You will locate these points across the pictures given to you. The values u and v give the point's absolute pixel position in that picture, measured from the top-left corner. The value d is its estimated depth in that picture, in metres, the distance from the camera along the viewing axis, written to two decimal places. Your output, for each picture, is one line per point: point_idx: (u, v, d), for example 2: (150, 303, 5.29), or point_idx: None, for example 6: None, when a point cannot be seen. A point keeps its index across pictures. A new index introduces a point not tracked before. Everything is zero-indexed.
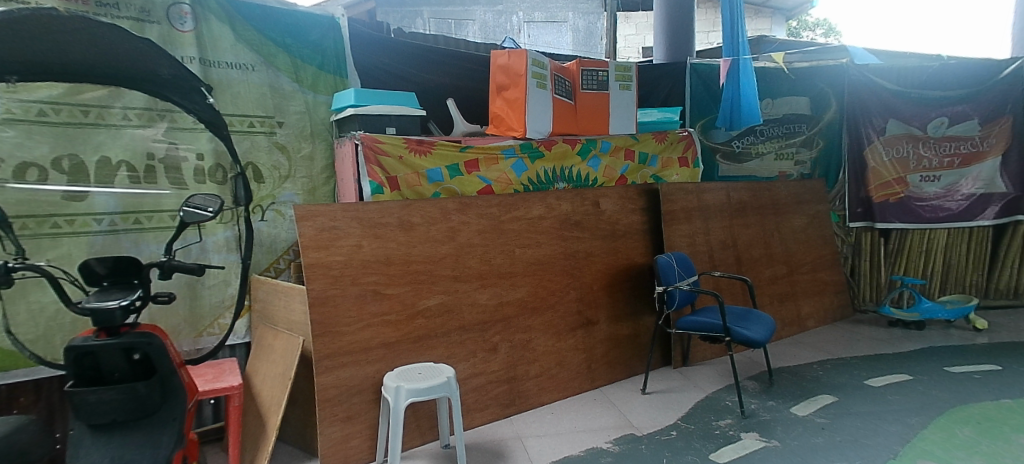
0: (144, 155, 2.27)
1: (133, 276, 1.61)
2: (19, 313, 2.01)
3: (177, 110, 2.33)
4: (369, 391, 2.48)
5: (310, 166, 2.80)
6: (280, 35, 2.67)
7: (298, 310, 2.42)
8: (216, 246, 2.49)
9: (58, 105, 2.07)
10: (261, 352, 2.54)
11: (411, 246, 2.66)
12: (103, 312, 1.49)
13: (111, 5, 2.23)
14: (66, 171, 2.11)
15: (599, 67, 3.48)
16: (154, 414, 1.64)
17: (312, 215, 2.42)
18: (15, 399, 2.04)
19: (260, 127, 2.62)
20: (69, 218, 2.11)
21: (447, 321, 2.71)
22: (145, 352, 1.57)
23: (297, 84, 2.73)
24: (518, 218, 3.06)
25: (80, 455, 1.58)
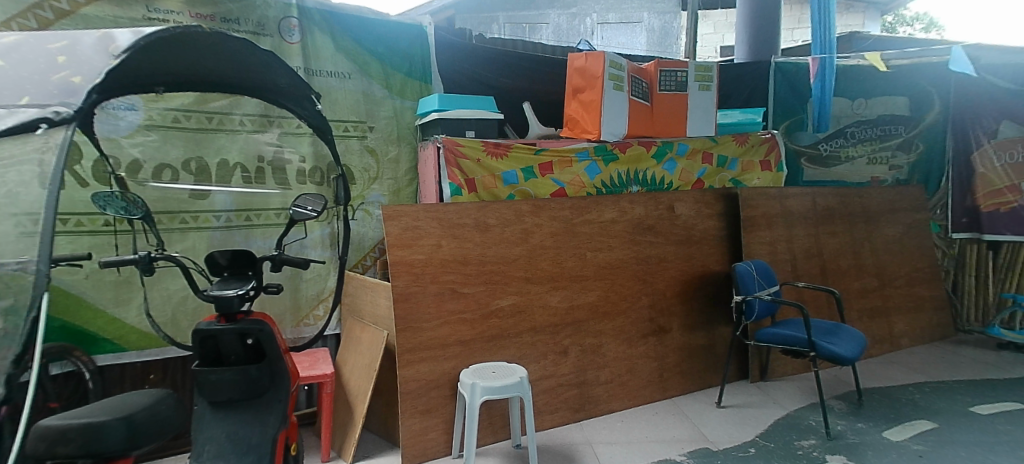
0: (255, 157, 2.46)
1: (249, 268, 1.76)
2: (154, 298, 2.24)
3: (285, 116, 2.52)
4: (446, 387, 2.55)
5: (395, 168, 2.93)
6: (374, 44, 2.81)
7: (383, 304, 2.56)
8: (314, 242, 2.67)
9: (188, 113, 2.30)
10: (349, 343, 2.71)
11: (486, 246, 2.71)
12: (223, 299, 1.65)
13: (233, 20, 2.45)
14: (193, 171, 2.34)
15: (678, 67, 3.39)
16: (263, 396, 1.77)
17: (397, 215, 2.54)
18: (147, 376, 2.28)
19: (354, 132, 2.78)
20: (193, 215, 2.33)
21: (519, 321, 2.75)
22: (257, 338, 1.70)
23: (387, 90, 2.87)
24: (591, 221, 3.05)
25: (203, 426, 1.76)
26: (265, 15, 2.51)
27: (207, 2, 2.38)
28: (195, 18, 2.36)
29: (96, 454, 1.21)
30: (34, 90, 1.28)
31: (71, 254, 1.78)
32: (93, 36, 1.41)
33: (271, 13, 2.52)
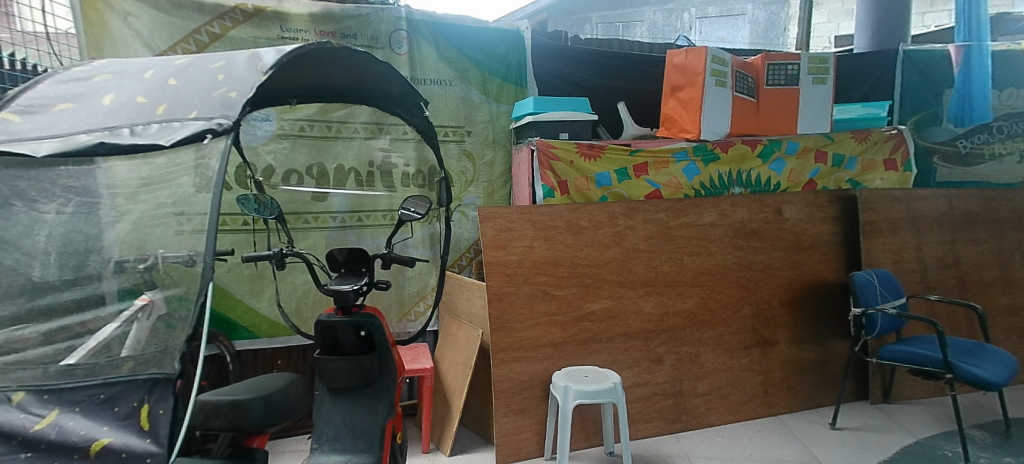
0: (366, 162, 2.64)
1: (362, 265, 1.89)
2: (282, 291, 2.47)
3: (394, 123, 2.67)
4: (539, 388, 2.56)
5: (490, 171, 3.00)
6: (474, 51, 2.91)
7: (478, 303, 2.64)
8: (416, 242, 2.81)
9: (312, 122, 2.52)
10: (447, 340, 2.82)
11: (578, 249, 2.70)
12: (340, 293, 1.78)
13: (350, 35, 2.64)
14: (315, 176, 2.56)
15: (788, 59, 3.15)
16: (373, 385, 1.89)
17: (492, 217, 2.59)
18: (275, 362, 2.52)
19: (452, 136, 2.90)
20: (313, 216, 2.55)
21: (612, 326, 2.70)
22: (369, 330, 1.82)
23: (484, 95, 2.95)
24: (688, 224, 2.93)
25: (324, 409, 1.93)
26: (378, 29, 2.68)
27: (330, 19, 2.59)
28: (321, 35, 2.58)
29: (240, 428, 1.37)
30: (200, 105, 1.17)
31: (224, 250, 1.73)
32: (243, 56, 1.32)
33: (383, 27, 2.69)
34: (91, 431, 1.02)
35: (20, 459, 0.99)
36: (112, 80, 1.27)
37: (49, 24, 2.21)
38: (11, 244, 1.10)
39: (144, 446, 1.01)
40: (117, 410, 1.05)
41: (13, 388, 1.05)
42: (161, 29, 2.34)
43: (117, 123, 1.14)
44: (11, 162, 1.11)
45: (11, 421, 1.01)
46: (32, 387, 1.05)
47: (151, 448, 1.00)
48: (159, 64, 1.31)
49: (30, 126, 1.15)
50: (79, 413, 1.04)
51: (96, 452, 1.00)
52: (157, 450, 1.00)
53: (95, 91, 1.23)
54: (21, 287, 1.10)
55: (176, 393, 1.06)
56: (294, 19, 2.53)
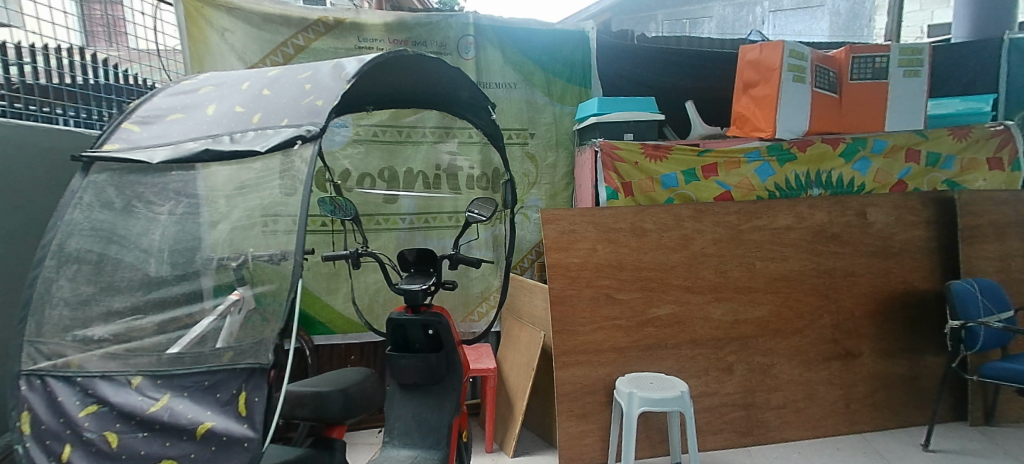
0: (434, 165, 2.73)
1: (430, 265, 1.94)
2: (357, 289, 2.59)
3: (460, 126, 2.74)
4: (602, 393, 2.52)
5: (553, 173, 2.99)
6: (538, 53, 2.91)
7: (540, 306, 2.64)
8: (480, 244, 2.85)
9: (384, 127, 2.64)
10: (509, 341, 2.84)
11: (642, 252, 2.64)
12: (410, 292, 1.85)
13: (422, 43, 2.73)
14: (386, 179, 2.68)
15: (875, 51, 2.92)
16: (440, 383, 1.94)
17: (555, 219, 2.59)
18: (349, 356, 2.66)
19: (516, 139, 2.92)
20: (383, 217, 2.64)
21: (678, 333, 2.61)
22: (436, 329, 1.86)
23: (548, 97, 2.95)
24: (761, 227, 2.79)
25: (394, 404, 2.00)
26: (447, 36, 2.75)
27: (402, 28, 2.68)
28: (393, 43, 2.68)
29: (322, 419, 1.44)
30: (291, 113, 1.24)
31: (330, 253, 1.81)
32: (327, 67, 1.39)
33: (451, 33, 2.76)
34: (196, 414, 1.07)
35: (138, 438, 1.04)
36: (213, 91, 1.37)
37: (160, 41, 2.54)
38: (131, 242, 1.22)
39: (243, 431, 1.05)
40: (219, 396, 1.10)
41: (132, 373, 1.13)
42: (253, 43, 2.52)
43: (219, 131, 1.24)
44: (132, 168, 1.24)
45: (130, 402, 1.08)
46: (148, 372, 1.13)
47: (249, 433, 1.05)
48: (253, 75, 1.40)
49: (148, 135, 1.28)
50: (187, 397, 1.09)
51: (202, 434, 1.04)
52: (254, 435, 1.04)
53: (200, 102, 1.34)
54: (140, 281, 1.21)
55: (270, 382, 1.11)
56: (370, 29, 2.64)
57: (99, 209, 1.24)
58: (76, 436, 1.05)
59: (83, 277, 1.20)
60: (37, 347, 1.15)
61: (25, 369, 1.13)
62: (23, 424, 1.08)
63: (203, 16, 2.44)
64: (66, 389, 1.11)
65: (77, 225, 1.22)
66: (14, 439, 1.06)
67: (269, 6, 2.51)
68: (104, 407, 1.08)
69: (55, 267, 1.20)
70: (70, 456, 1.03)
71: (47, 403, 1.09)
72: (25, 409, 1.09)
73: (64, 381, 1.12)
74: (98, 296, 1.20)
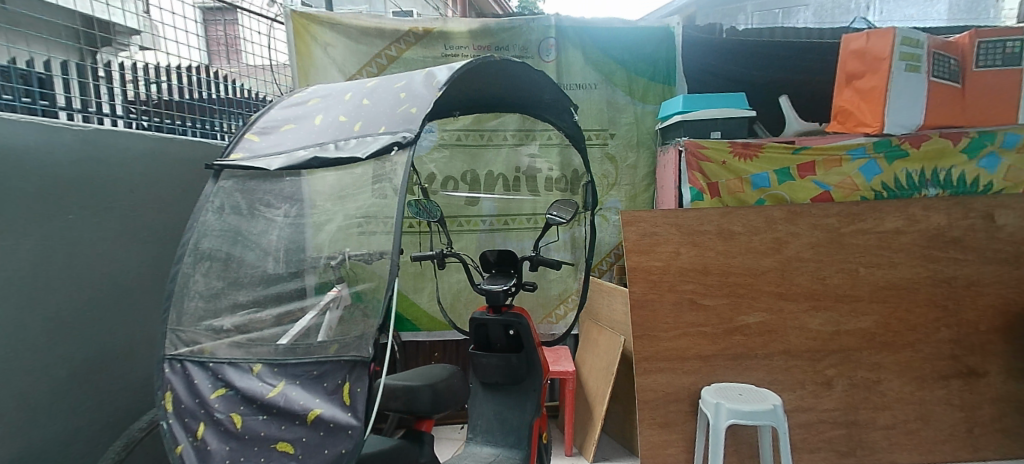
0: (514, 168, 2.81)
1: (511, 267, 1.98)
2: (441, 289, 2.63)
3: (539, 129, 2.80)
4: (686, 402, 2.41)
5: (634, 174, 2.93)
6: (621, 52, 2.86)
7: (620, 309, 2.59)
8: (558, 246, 2.79)
9: (468, 132, 2.80)
10: (588, 345, 2.81)
11: (730, 256, 2.51)
12: (491, 293, 1.88)
13: (504, 47, 2.78)
14: (468, 182, 2.80)
15: (1008, 34, 2.59)
16: (521, 383, 1.97)
17: (636, 221, 2.51)
18: (433, 353, 2.80)
19: (595, 140, 2.89)
20: (464, 219, 2.66)
21: (770, 342, 2.46)
22: (517, 330, 1.88)
23: (630, 97, 2.89)
24: (865, 231, 2.56)
25: (477, 401, 2.06)
26: (528, 39, 2.78)
27: (486, 34, 2.75)
28: (477, 49, 2.75)
29: (413, 412, 1.50)
30: (388, 120, 1.32)
31: (420, 254, 1.91)
32: (419, 75, 1.46)
33: (533, 36, 2.78)
34: (307, 401, 1.15)
35: (259, 421, 1.15)
36: (320, 102, 1.48)
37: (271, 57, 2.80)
38: (253, 242, 1.35)
39: (347, 419, 1.12)
40: (326, 385, 1.18)
41: (254, 360, 1.24)
42: (351, 56, 2.69)
43: (325, 139, 1.34)
44: (254, 175, 1.37)
45: (252, 387, 1.19)
46: (266, 360, 1.24)
47: (352, 421, 1.12)
48: (354, 86, 1.50)
49: (266, 144, 1.41)
50: (299, 385, 1.19)
51: (311, 420, 1.13)
52: (357, 423, 1.11)
53: (309, 113, 1.46)
54: (260, 277, 1.33)
55: (371, 374, 1.17)
56: (456, 37, 2.72)
57: (228, 212, 1.37)
58: (209, 416, 1.17)
59: (214, 272, 1.34)
60: (177, 335, 1.30)
61: (169, 353, 1.28)
62: (167, 402, 1.22)
63: (310, 33, 2.65)
64: (200, 373, 1.24)
65: (209, 227, 1.36)
66: (160, 415, 1.21)
67: (366, 20, 2.67)
68: (231, 391, 1.20)
69: (192, 263, 1.35)
70: (204, 434, 1.16)
71: (186, 385, 1.23)
72: (169, 390, 1.23)
73: (198, 366, 1.25)
74: (226, 289, 1.33)
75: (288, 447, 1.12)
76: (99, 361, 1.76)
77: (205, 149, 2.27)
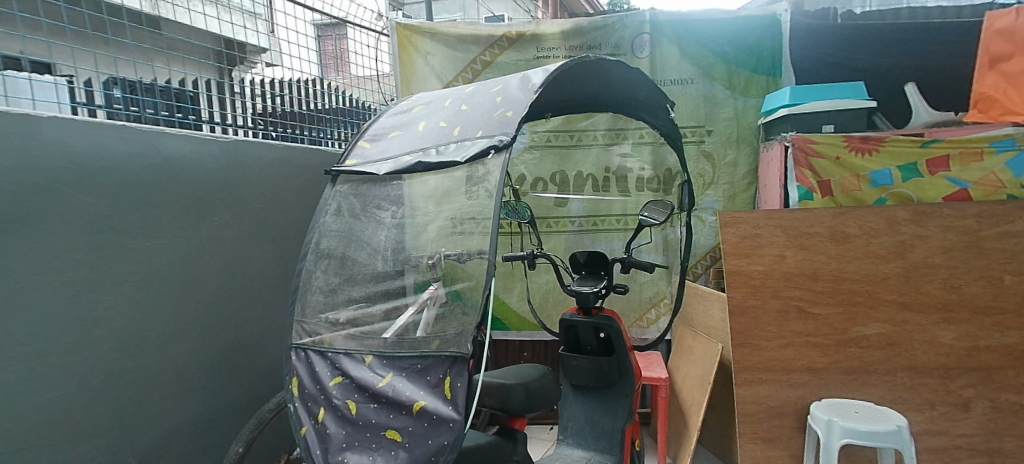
0: (604, 168, 2.72)
1: (602, 268, 1.95)
2: (531, 289, 2.69)
3: (631, 128, 2.69)
4: (792, 418, 2.18)
5: (733, 172, 2.77)
6: (720, 44, 2.72)
7: (716, 315, 2.46)
8: (649, 248, 2.68)
9: (558, 132, 2.74)
10: (682, 351, 2.70)
11: (845, 260, 2.23)
12: (581, 294, 1.87)
13: (596, 46, 2.75)
14: (557, 183, 2.77)
15: None
16: (613, 387, 1.93)
17: (736, 222, 2.31)
18: (521, 353, 2.82)
19: (691, 137, 2.78)
20: (554, 220, 2.72)
21: (892, 357, 2.15)
22: (608, 333, 1.85)
23: (730, 90, 2.74)
24: (1011, 233, 2.17)
25: (567, 403, 2.06)
26: (621, 36, 2.72)
27: (578, 34, 2.73)
28: (569, 50, 2.74)
29: (506, 409, 1.54)
30: (485, 124, 1.35)
31: (512, 254, 1.95)
32: (516, 79, 1.48)
33: (626, 33, 2.72)
34: (412, 393, 1.22)
35: (371, 408, 1.23)
36: (423, 109, 1.56)
37: (377, 68, 3.01)
38: (365, 242, 1.45)
39: (449, 412, 1.16)
40: (429, 378, 1.23)
41: (366, 352, 1.33)
42: (449, 63, 2.79)
43: (427, 144, 1.41)
44: (366, 179, 1.47)
45: (364, 377, 1.28)
46: (377, 352, 1.32)
47: (453, 414, 1.16)
48: (453, 93, 1.56)
49: (376, 151, 1.51)
50: (405, 377, 1.26)
51: (417, 410, 1.19)
52: (457, 416, 1.15)
53: (413, 119, 1.54)
54: (370, 275, 1.42)
55: (470, 370, 1.20)
56: (548, 38, 2.74)
57: (344, 215, 1.48)
58: (328, 401, 1.28)
59: (332, 270, 1.46)
60: (301, 326, 1.42)
61: (294, 343, 1.41)
62: (293, 386, 1.34)
63: (413, 44, 2.80)
64: (320, 361, 1.35)
65: (328, 228, 1.49)
66: (287, 398, 1.33)
67: (463, 27, 2.77)
68: (346, 379, 1.30)
69: (314, 261, 1.47)
70: (324, 418, 1.26)
71: (308, 373, 1.35)
72: (294, 376, 1.35)
73: (319, 355, 1.36)
74: (342, 285, 1.44)
75: (395, 436, 1.18)
76: (226, 348, 1.95)
77: (320, 156, 2.46)
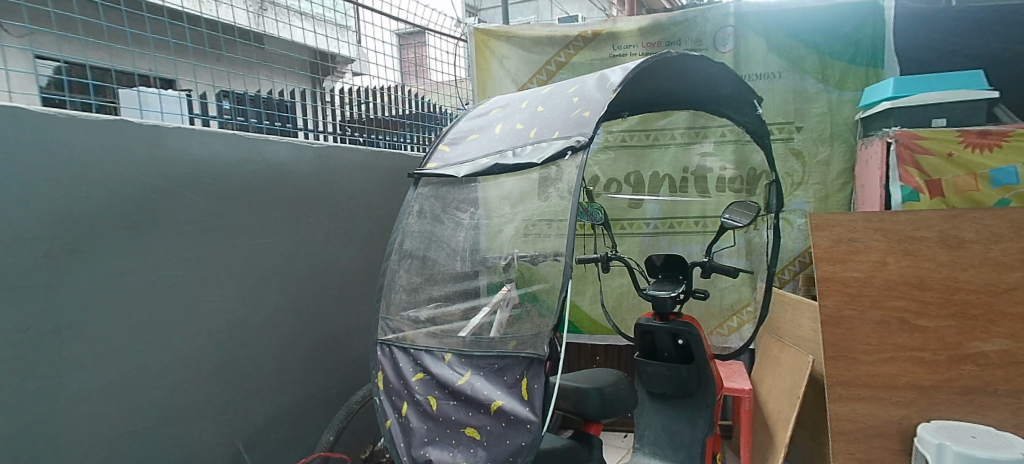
0: (682, 168, 2.62)
1: (680, 272, 1.88)
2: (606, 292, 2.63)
3: (712, 125, 2.57)
4: (895, 440, 1.94)
5: (826, 171, 2.58)
6: (812, 35, 2.54)
7: (806, 325, 2.29)
8: (730, 252, 2.54)
9: (633, 132, 2.68)
10: (767, 362, 2.55)
11: (959, 268, 1.94)
12: (658, 299, 1.81)
13: (675, 41, 2.66)
14: (632, 183, 2.71)
15: None
16: (692, 397, 1.86)
17: (829, 225, 2.08)
18: (594, 357, 2.79)
19: (779, 134, 2.62)
20: (629, 222, 2.67)
21: (1016, 378, 1.85)
22: (686, 339, 1.78)
23: (823, 84, 2.55)
24: None
25: (644, 411, 1.99)
26: (702, 30, 2.62)
27: (657, 30, 2.66)
28: (647, 47, 2.67)
29: (582, 413, 1.52)
30: (561, 125, 1.35)
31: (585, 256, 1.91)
32: (593, 78, 1.46)
33: (708, 27, 2.61)
34: (490, 392, 1.23)
35: (451, 405, 1.26)
36: (500, 112, 1.58)
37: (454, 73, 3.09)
38: (445, 243, 1.50)
39: (526, 414, 1.17)
40: (506, 378, 1.24)
41: (446, 350, 1.36)
42: (524, 65, 2.82)
43: (504, 146, 1.42)
44: (446, 181, 1.51)
45: (445, 374, 1.31)
46: (456, 351, 1.35)
47: (531, 416, 1.16)
48: (530, 95, 1.57)
49: (454, 154, 1.53)
50: (483, 376, 1.27)
51: (494, 410, 1.20)
52: (535, 419, 1.15)
53: (491, 122, 1.56)
54: (451, 275, 1.47)
55: (547, 372, 1.19)
56: (625, 36, 2.68)
57: (426, 217, 1.53)
58: (410, 396, 1.32)
59: (414, 269, 1.51)
60: (386, 322, 1.48)
61: (380, 338, 1.47)
62: (379, 380, 1.40)
63: (490, 49, 2.85)
64: (403, 357, 1.40)
65: (410, 229, 1.54)
66: (374, 391, 1.40)
67: (539, 30, 2.78)
68: (428, 376, 1.33)
69: (397, 261, 1.53)
70: (407, 412, 1.31)
71: (392, 367, 1.40)
72: (379, 370, 1.41)
73: (402, 351, 1.41)
74: (423, 285, 1.49)
75: (474, 433, 1.20)
76: (318, 342, 2.07)
77: (402, 160, 2.56)
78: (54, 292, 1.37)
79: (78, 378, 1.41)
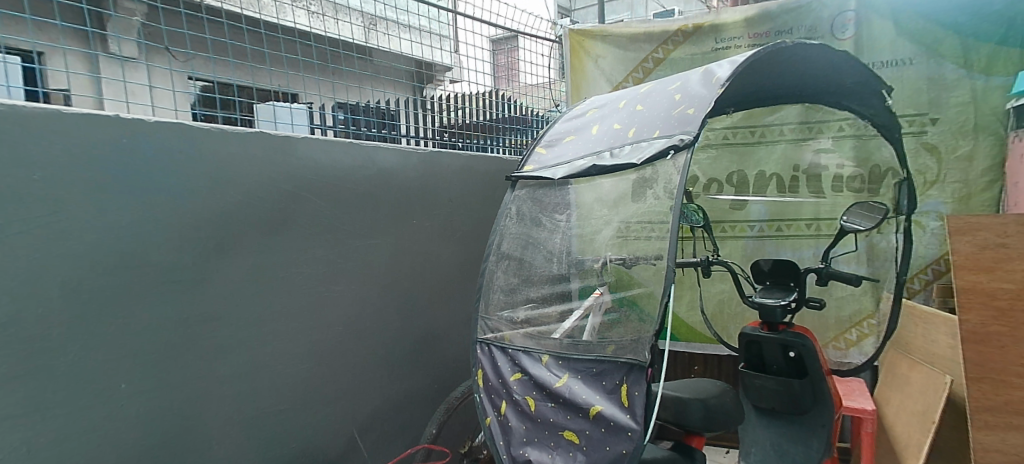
0: (792, 166, 2.44)
1: (791, 279, 1.74)
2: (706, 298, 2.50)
3: (829, 120, 2.35)
4: None
5: (967, 168, 2.27)
6: (951, 14, 2.24)
7: (943, 342, 2.02)
8: (847, 258, 2.32)
9: (736, 129, 2.52)
10: (893, 380, 2.30)
11: None
12: (766, 308, 1.68)
13: (786, 31, 2.48)
14: (735, 183, 2.55)
15: None
16: (805, 414, 1.72)
17: (972, 228, 1.80)
18: (693, 366, 2.68)
19: (910, 127, 2.35)
20: (731, 224, 2.53)
21: None
22: (799, 352, 1.65)
23: (965, 69, 2.24)
24: None
25: (750, 426, 1.86)
26: (818, 17, 2.42)
27: (765, 20, 2.50)
28: (754, 38, 2.52)
29: (683, 424, 1.46)
30: (663, 124, 1.30)
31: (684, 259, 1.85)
32: (698, 74, 1.40)
33: (825, 13, 2.41)
34: (589, 397, 1.22)
35: (549, 407, 1.26)
36: (597, 113, 1.56)
37: (548, 76, 3.12)
38: (541, 245, 1.52)
39: (626, 421, 1.14)
40: (605, 383, 1.22)
41: (544, 351, 1.37)
42: (619, 64, 2.77)
43: (602, 147, 1.39)
44: (543, 184, 1.54)
45: (543, 375, 1.31)
46: (553, 353, 1.35)
47: (631, 424, 1.13)
48: (628, 94, 1.54)
49: (551, 156, 1.53)
50: (581, 379, 1.26)
51: (593, 415, 1.18)
52: (636, 427, 1.12)
53: (588, 123, 1.55)
54: (547, 276, 1.49)
55: (648, 379, 1.16)
56: (729, 28, 2.54)
57: (523, 221, 1.54)
58: (509, 395, 1.34)
59: (511, 270, 1.53)
60: (484, 321, 1.51)
61: (479, 338, 1.49)
62: (479, 378, 1.43)
63: (584, 49, 2.84)
64: (502, 356, 1.42)
65: (508, 231, 1.54)
66: (474, 387, 1.43)
67: (635, 27, 2.72)
68: (526, 376, 1.35)
69: (495, 262, 1.54)
70: (505, 411, 1.32)
71: (491, 366, 1.42)
72: (479, 368, 1.44)
73: (500, 351, 1.43)
74: (521, 286, 1.51)
75: (573, 437, 1.19)
76: (420, 339, 2.17)
77: (498, 164, 2.61)
78: (206, 285, 1.55)
79: (225, 362, 1.59)
